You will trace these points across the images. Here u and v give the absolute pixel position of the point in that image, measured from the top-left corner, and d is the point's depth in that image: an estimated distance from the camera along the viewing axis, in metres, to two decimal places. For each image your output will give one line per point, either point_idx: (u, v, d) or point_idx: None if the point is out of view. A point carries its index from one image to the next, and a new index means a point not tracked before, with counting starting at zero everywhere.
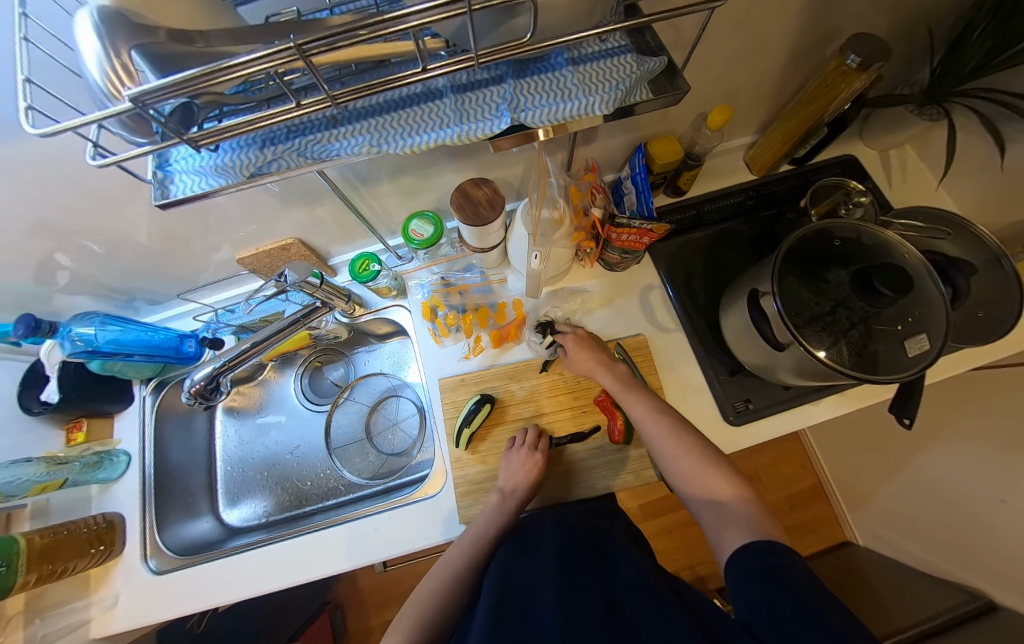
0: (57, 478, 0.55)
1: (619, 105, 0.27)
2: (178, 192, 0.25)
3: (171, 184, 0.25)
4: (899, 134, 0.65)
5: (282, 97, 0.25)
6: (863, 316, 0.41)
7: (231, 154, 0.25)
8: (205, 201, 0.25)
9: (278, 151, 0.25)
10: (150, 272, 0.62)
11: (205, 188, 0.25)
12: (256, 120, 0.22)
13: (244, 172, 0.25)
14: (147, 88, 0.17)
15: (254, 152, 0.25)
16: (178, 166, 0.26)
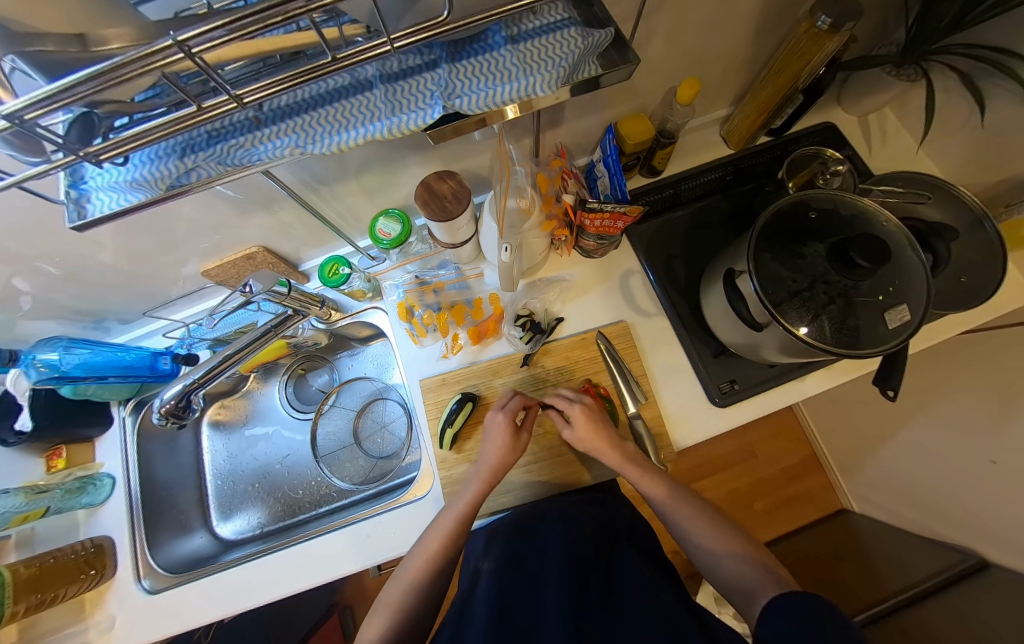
0: (38, 507, 0.55)
1: (564, 84, 0.26)
2: (96, 211, 0.23)
3: (87, 203, 0.24)
4: (877, 97, 0.63)
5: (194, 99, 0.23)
6: (842, 289, 0.40)
7: (145, 166, 0.24)
8: (125, 218, 0.23)
9: (197, 159, 0.24)
10: (113, 291, 0.60)
11: (122, 206, 0.23)
12: (162, 126, 0.20)
13: (161, 185, 0.24)
14: (13, 107, 0.16)
15: (171, 162, 0.24)
16: (93, 183, 0.24)
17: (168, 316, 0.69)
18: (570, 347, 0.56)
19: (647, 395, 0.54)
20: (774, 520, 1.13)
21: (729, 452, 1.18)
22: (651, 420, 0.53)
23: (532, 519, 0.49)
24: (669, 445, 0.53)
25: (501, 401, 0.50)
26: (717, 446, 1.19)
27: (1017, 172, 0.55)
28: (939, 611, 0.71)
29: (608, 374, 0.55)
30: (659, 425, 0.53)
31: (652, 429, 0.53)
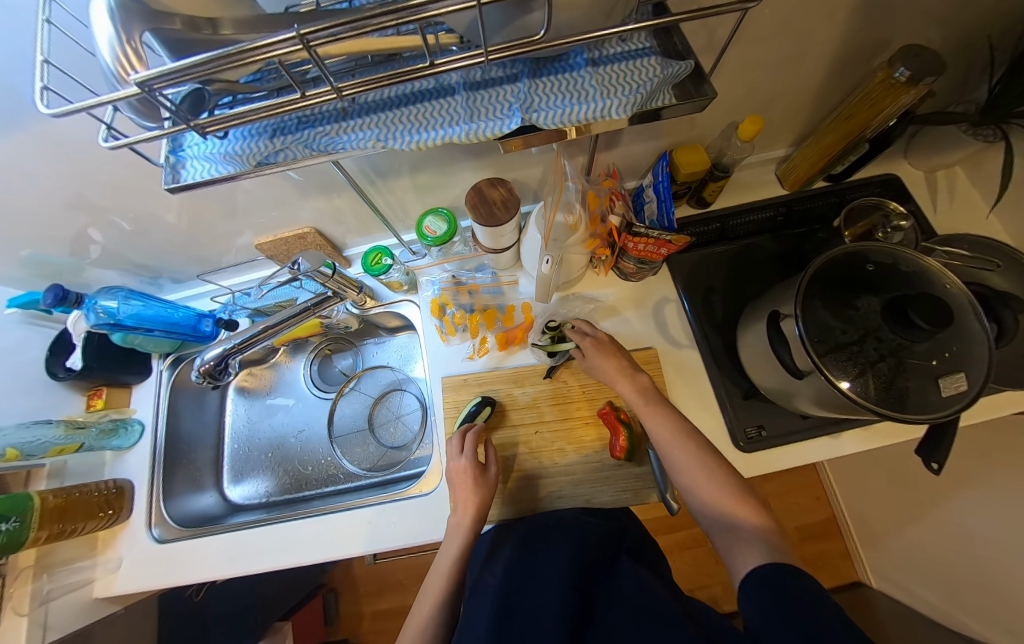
0: (74, 442, 0.57)
1: (638, 110, 0.26)
2: (189, 177, 0.25)
3: (183, 169, 0.26)
4: (950, 154, 0.61)
5: (293, 87, 0.25)
6: (893, 348, 0.38)
7: (240, 142, 0.26)
8: (215, 186, 0.25)
9: (286, 140, 0.25)
10: (174, 252, 0.65)
11: (213, 176, 0.25)
12: (266, 109, 0.21)
13: (251, 161, 0.25)
14: (153, 74, 0.16)
15: (262, 142, 0.25)
16: (190, 151, 0.26)
17: (216, 281, 0.73)
18: None
19: None
20: None
21: None
22: None
23: (538, 529, 0.48)
24: None
25: (455, 442, 0.51)
26: None
27: None
28: None
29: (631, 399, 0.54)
30: None
31: None
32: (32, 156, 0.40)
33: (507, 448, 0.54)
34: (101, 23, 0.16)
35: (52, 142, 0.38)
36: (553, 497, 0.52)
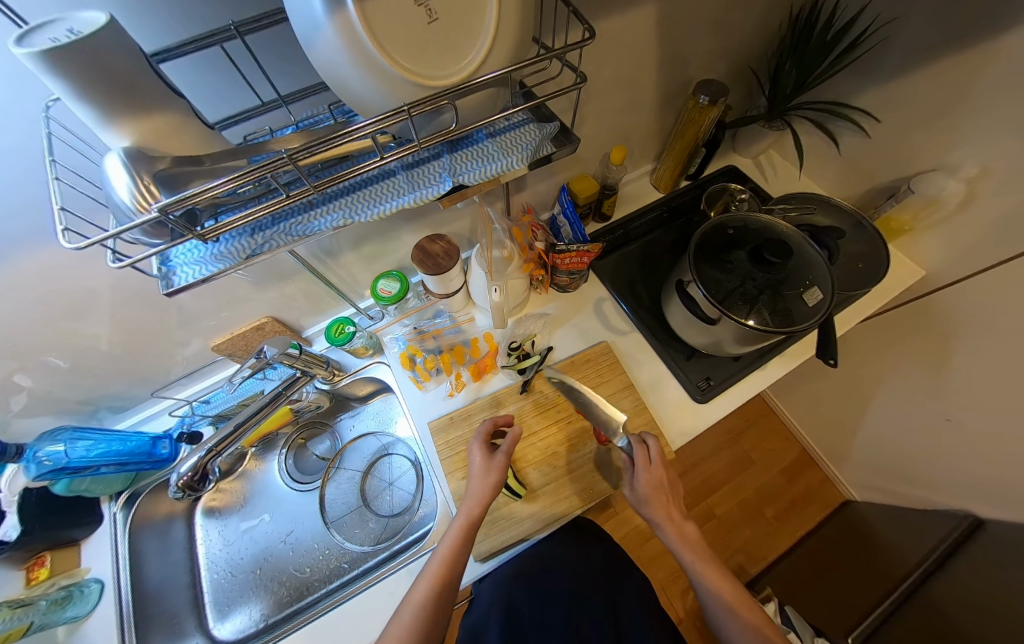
0: (20, 624, 0.50)
1: (532, 159, 0.36)
2: (181, 281, 0.28)
3: (174, 276, 0.29)
4: (761, 143, 0.82)
5: (269, 193, 0.31)
6: (769, 283, 0.50)
7: (227, 244, 0.30)
8: (206, 284, 0.29)
9: (268, 234, 0.31)
10: (118, 377, 0.62)
11: (205, 275, 0.29)
12: (254, 212, 0.27)
13: (240, 256, 0.30)
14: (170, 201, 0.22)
15: (247, 240, 0.30)
16: (178, 261, 0.30)
17: (170, 396, 0.69)
18: (561, 371, 0.62)
19: (638, 402, 0.60)
20: (787, 526, 1.13)
21: (729, 464, 1.20)
22: (646, 426, 0.58)
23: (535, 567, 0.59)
24: (666, 446, 0.57)
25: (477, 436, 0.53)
26: (717, 458, 1.21)
27: (876, 184, 0.73)
28: (959, 580, 0.71)
29: (600, 388, 0.60)
30: (654, 429, 0.58)
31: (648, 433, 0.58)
32: None
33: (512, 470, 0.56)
34: (119, 174, 0.22)
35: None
36: (561, 500, 0.54)
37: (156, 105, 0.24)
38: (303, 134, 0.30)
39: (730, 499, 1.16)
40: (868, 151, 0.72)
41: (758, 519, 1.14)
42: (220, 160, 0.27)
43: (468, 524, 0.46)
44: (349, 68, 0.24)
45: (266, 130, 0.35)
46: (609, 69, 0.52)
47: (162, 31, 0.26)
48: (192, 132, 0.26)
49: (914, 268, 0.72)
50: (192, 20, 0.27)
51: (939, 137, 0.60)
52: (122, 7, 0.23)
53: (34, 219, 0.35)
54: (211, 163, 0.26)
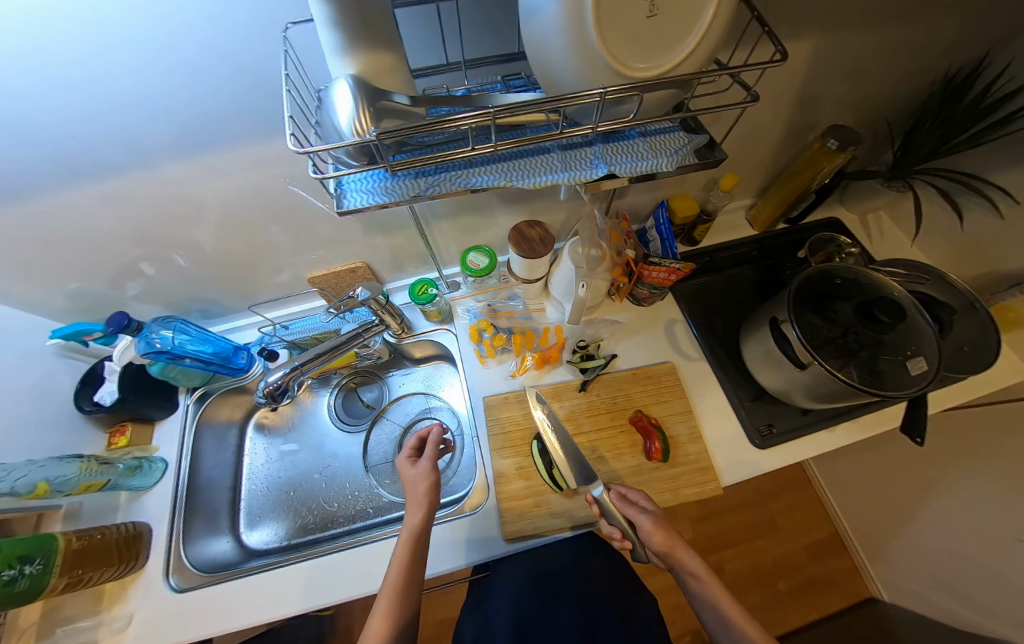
0: (99, 479, 0.55)
1: (678, 165, 0.37)
2: (354, 203, 0.32)
3: (346, 198, 0.32)
4: (874, 201, 0.78)
5: (444, 144, 0.34)
6: (869, 341, 0.48)
7: (395, 181, 0.33)
8: (373, 211, 0.32)
9: (432, 180, 0.33)
10: (221, 287, 0.69)
11: (374, 203, 0.32)
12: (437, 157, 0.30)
13: (407, 193, 0.33)
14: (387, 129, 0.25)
15: (413, 181, 0.33)
16: (351, 186, 0.33)
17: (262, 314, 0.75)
18: (621, 380, 0.62)
19: (694, 430, 0.59)
20: (798, 603, 1.06)
21: (748, 522, 1.15)
22: (698, 455, 0.57)
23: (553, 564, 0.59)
24: (714, 481, 0.55)
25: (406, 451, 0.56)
26: (740, 514, 1.15)
27: (1001, 269, 0.67)
28: None
29: (658, 406, 0.60)
30: (706, 461, 0.56)
31: (699, 463, 0.56)
32: (138, 194, 0.46)
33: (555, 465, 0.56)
34: (346, 99, 0.25)
35: (165, 183, 0.45)
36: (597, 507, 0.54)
37: (383, 43, 0.27)
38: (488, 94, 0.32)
39: (743, 558, 1.11)
40: (996, 232, 0.66)
41: (768, 587, 1.08)
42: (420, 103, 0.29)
43: (415, 532, 0.46)
44: (560, 42, 0.26)
45: (444, 88, 0.39)
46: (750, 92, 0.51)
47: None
48: (401, 75, 0.29)
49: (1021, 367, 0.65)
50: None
51: None
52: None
53: (224, 129, 0.40)
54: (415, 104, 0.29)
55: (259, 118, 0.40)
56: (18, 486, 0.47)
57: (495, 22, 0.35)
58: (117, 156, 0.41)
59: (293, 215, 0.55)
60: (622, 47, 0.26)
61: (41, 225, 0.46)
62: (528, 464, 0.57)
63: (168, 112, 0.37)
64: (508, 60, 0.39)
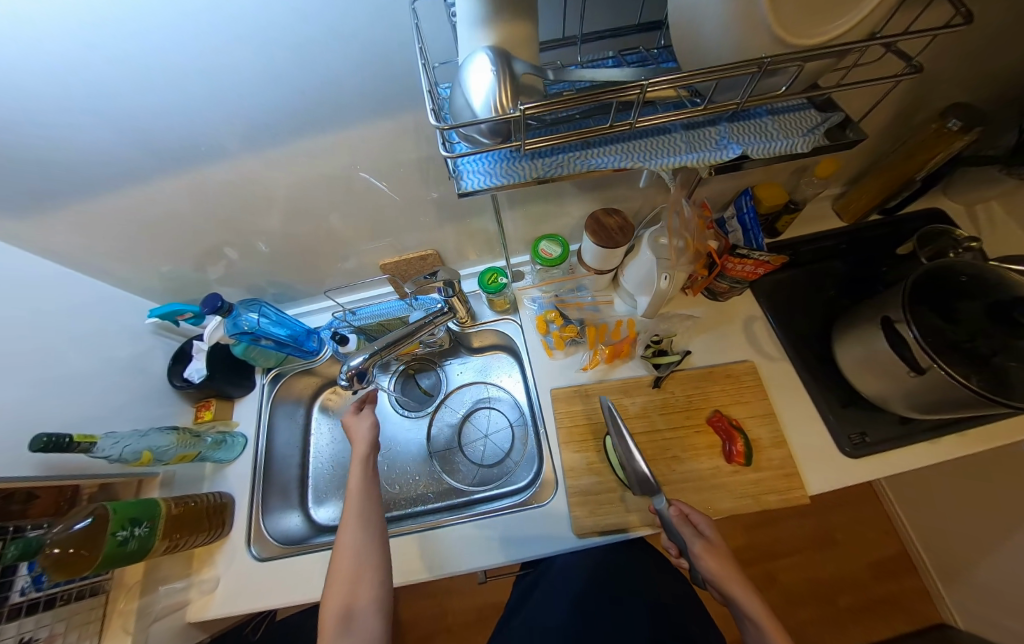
0: (191, 451, 0.60)
1: (811, 147, 0.34)
2: (476, 184, 0.32)
3: (467, 178, 0.32)
4: (988, 191, 0.69)
5: (568, 124, 0.33)
6: (1000, 345, 0.43)
7: (515, 162, 0.33)
8: (495, 192, 0.32)
9: (553, 161, 0.33)
10: (295, 273, 0.71)
11: (496, 184, 0.32)
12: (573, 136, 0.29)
13: (529, 175, 0.32)
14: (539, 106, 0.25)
15: (533, 162, 0.33)
16: (469, 166, 0.33)
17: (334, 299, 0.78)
18: (697, 378, 0.59)
19: (778, 435, 0.55)
20: (858, 622, 1.00)
21: (803, 535, 1.08)
22: (784, 461, 0.54)
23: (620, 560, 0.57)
24: (802, 489, 0.52)
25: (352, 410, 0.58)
26: (794, 525, 1.10)
27: None
28: None
29: (739, 407, 0.57)
30: (792, 467, 0.53)
31: (784, 469, 0.53)
32: (238, 180, 0.48)
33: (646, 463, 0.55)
34: (486, 73, 0.26)
35: (265, 167, 0.47)
36: None
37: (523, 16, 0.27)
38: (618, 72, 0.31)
39: (796, 571, 1.05)
40: None
41: (822, 602, 1.02)
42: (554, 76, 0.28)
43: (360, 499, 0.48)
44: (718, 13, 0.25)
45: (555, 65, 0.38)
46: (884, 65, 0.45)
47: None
48: (530, 48, 0.29)
49: None
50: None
51: None
52: None
53: (332, 114, 0.41)
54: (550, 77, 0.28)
55: (362, 100, 0.40)
56: (127, 454, 0.52)
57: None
58: (230, 141, 0.42)
59: (372, 201, 0.56)
60: (788, 10, 0.24)
61: (153, 206, 0.49)
62: (599, 459, 0.56)
63: (283, 94, 0.38)
64: (625, 33, 0.37)
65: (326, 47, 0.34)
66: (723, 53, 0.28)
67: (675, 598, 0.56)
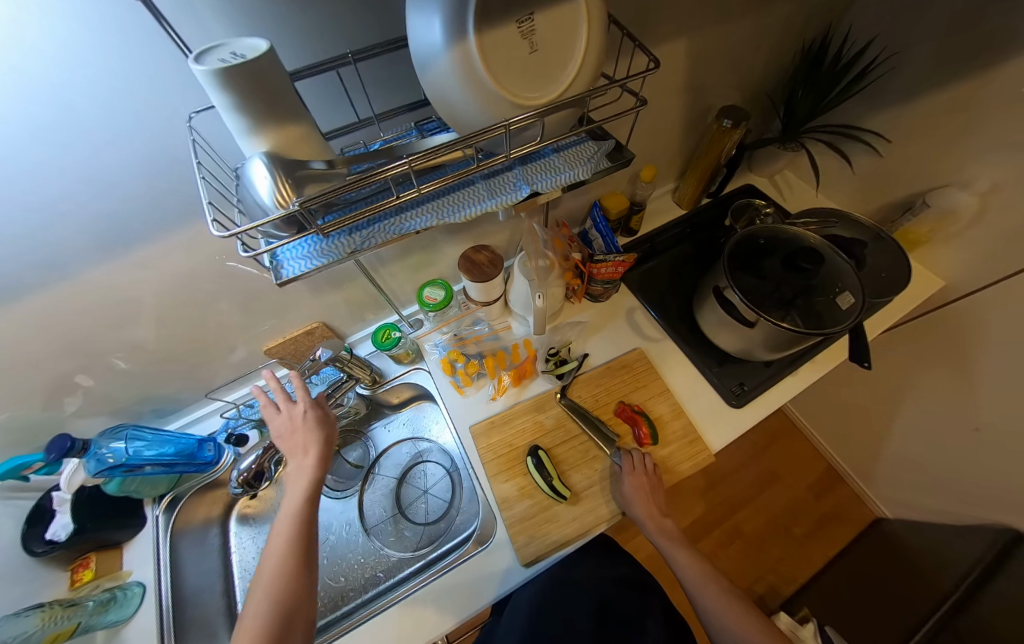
0: (68, 625, 0.49)
1: (593, 172, 0.40)
2: (293, 271, 0.32)
3: (285, 267, 0.32)
4: (776, 163, 0.87)
5: (372, 198, 0.35)
6: (801, 289, 0.53)
7: (332, 241, 0.33)
8: (314, 275, 0.32)
9: (369, 232, 0.34)
10: (172, 381, 0.64)
11: (313, 267, 0.32)
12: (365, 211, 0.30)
13: (346, 251, 0.33)
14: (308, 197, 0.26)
15: (348, 237, 0.34)
16: (287, 255, 0.33)
17: (220, 398, 0.71)
18: (597, 376, 0.64)
19: (675, 407, 0.61)
20: (817, 544, 1.10)
21: (753, 480, 1.19)
22: (685, 429, 0.59)
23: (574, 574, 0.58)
24: (705, 450, 0.58)
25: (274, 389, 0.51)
26: (743, 474, 1.19)
27: (894, 199, 0.77)
28: None
29: (637, 393, 0.62)
30: (693, 433, 0.59)
31: (687, 437, 0.59)
32: (57, 309, 0.43)
33: (571, 470, 0.57)
34: (262, 175, 0.26)
35: (89, 288, 0.42)
36: (603, 506, 0.55)
37: (293, 118, 0.28)
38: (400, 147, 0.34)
39: (757, 515, 1.14)
40: (880, 169, 0.77)
41: (786, 537, 1.11)
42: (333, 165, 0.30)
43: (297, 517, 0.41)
44: (458, 92, 0.29)
45: (359, 144, 0.40)
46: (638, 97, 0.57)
47: (301, 45, 0.32)
48: (315, 144, 0.31)
49: (934, 278, 0.75)
50: (326, 41, 0.32)
51: (950, 153, 0.65)
52: (283, 23, 0.29)
53: (152, 221, 0.39)
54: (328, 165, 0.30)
55: (176, 201, 0.39)
56: None
57: (397, 75, 0.37)
58: (23, 277, 0.37)
59: (234, 292, 0.53)
60: (512, 83, 0.29)
61: None
62: (527, 482, 0.57)
63: (79, 214, 0.35)
64: (418, 106, 0.41)
65: (114, 161, 0.33)
66: (483, 121, 0.31)
67: (628, 595, 0.58)
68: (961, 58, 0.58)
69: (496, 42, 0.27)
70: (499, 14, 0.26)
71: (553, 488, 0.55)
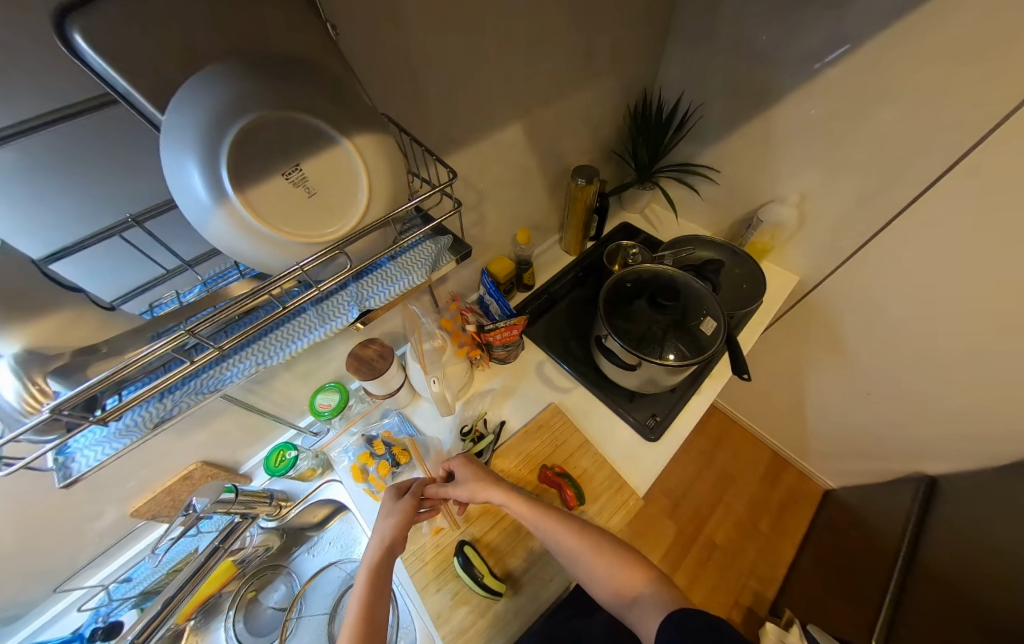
0: None
1: (431, 272, 0.44)
2: (83, 466, 0.27)
3: (73, 462, 0.27)
4: (641, 200, 0.98)
5: (178, 358, 0.33)
6: (670, 323, 0.58)
7: (133, 416, 0.30)
8: (115, 461, 0.28)
9: (181, 393, 0.32)
10: (11, 585, 0.50)
11: (110, 454, 0.28)
12: (163, 383, 0.28)
13: (149, 424, 0.30)
14: (72, 397, 0.22)
15: (153, 406, 0.31)
16: (80, 444, 0.29)
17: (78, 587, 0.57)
18: (519, 440, 0.63)
19: (595, 458, 0.61)
20: (783, 535, 1.13)
21: (711, 487, 1.22)
22: (609, 478, 0.59)
23: None
24: (633, 495, 0.58)
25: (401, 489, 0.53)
26: (699, 484, 1.22)
27: (735, 217, 0.91)
28: (944, 544, 0.78)
29: (558, 452, 0.61)
30: (618, 480, 0.59)
31: (613, 485, 0.58)
32: None
33: (505, 556, 0.54)
34: (4, 380, 0.21)
35: None
36: (546, 586, 0.52)
37: (53, 303, 0.23)
38: (208, 302, 0.34)
39: (724, 522, 1.15)
40: (719, 195, 0.91)
41: (756, 535, 1.13)
42: (119, 343, 0.27)
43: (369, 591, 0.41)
44: (241, 245, 0.26)
45: (170, 295, 0.37)
46: (481, 184, 0.63)
47: (62, 226, 0.29)
48: (90, 319, 0.25)
49: (789, 274, 0.87)
50: (97, 214, 0.30)
51: (768, 175, 0.79)
52: (33, 207, 0.26)
53: None
54: (108, 345, 0.26)
55: None
56: None
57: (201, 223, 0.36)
58: None
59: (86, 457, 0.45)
60: (300, 224, 0.27)
61: None
62: (461, 587, 0.52)
63: None
64: None
65: None
66: (284, 263, 0.29)
67: None
68: (751, 105, 0.74)
69: (269, 197, 0.25)
70: (260, 169, 0.24)
71: (484, 586, 0.51)
